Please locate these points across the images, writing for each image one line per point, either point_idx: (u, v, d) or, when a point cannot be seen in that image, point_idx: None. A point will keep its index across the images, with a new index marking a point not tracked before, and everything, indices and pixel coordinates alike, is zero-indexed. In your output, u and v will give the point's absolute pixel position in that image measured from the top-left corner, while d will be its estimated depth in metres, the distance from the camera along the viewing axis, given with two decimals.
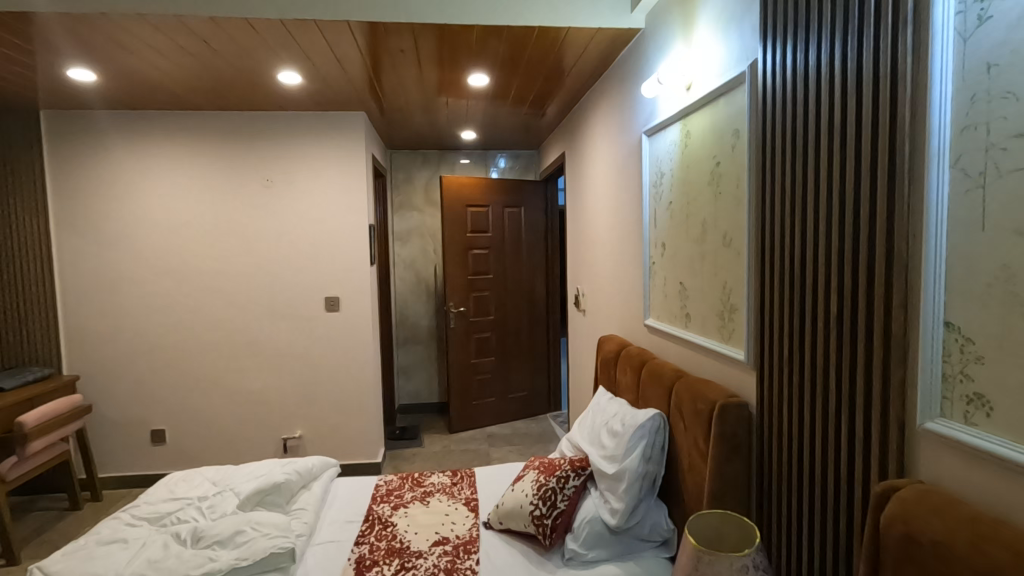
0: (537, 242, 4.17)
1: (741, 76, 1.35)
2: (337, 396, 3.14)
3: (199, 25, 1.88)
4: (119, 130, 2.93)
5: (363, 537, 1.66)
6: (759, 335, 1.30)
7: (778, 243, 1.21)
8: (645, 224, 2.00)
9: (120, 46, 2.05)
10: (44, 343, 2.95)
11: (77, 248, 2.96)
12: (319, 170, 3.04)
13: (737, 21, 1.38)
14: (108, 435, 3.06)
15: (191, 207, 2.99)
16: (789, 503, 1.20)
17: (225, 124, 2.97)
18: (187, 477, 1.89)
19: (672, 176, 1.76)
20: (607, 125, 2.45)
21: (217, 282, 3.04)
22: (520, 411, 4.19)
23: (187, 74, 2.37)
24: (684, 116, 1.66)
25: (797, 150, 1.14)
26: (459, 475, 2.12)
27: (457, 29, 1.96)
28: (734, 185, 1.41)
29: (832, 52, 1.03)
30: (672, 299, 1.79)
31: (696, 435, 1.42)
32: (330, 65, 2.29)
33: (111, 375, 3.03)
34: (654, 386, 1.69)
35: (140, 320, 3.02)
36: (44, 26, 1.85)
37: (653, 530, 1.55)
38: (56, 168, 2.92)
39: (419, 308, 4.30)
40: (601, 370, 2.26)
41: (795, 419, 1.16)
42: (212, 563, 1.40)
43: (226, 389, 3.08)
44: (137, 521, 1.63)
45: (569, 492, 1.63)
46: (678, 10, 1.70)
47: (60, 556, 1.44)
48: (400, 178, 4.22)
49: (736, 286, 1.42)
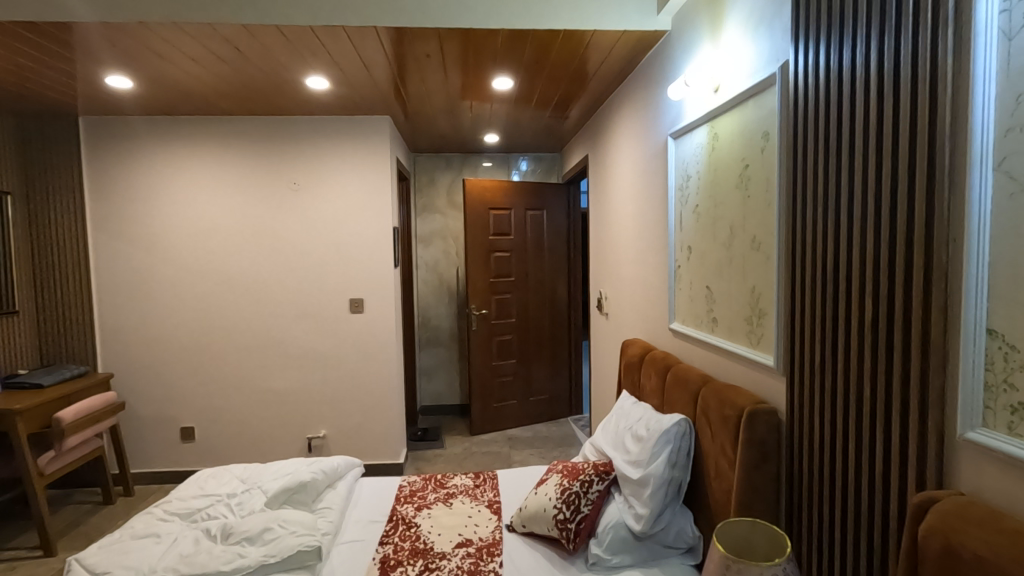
0: (559, 245, 4.16)
1: (771, 78, 1.33)
2: (360, 396, 3.17)
3: (232, 32, 1.93)
4: (153, 136, 3.01)
5: (388, 537, 1.68)
6: (789, 340, 1.28)
7: (809, 247, 1.19)
8: (671, 227, 1.98)
9: (156, 54, 2.11)
10: (81, 342, 3.06)
11: (111, 249, 3.05)
12: (345, 173, 3.08)
13: (768, 22, 1.36)
14: (140, 432, 3.14)
15: (221, 210, 3.06)
16: (821, 512, 1.17)
17: (254, 129, 3.03)
18: (217, 474, 1.93)
19: (699, 178, 1.74)
20: (632, 127, 2.44)
21: (245, 283, 3.10)
22: (540, 414, 4.18)
23: (218, 80, 2.42)
24: (711, 119, 1.65)
25: (830, 151, 1.12)
26: (482, 477, 2.13)
27: (483, 34, 1.97)
28: (763, 187, 1.39)
29: (868, 52, 1.01)
30: (698, 303, 1.77)
31: (723, 441, 1.40)
32: (358, 70, 2.33)
33: (143, 374, 3.11)
34: (680, 391, 1.67)
35: (171, 321, 3.09)
36: (84, 35, 1.92)
37: (679, 537, 1.53)
38: (93, 173, 3.01)
39: (441, 310, 4.33)
40: (624, 373, 2.24)
41: (828, 426, 1.14)
42: (241, 559, 1.43)
43: (254, 388, 3.14)
44: (169, 516, 1.67)
45: (593, 497, 1.62)
46: (706, 11, 1.69)
47: (97, 548, 1.49)
48: (424, 181, 4.25)
49: (765, 290, 1.40)
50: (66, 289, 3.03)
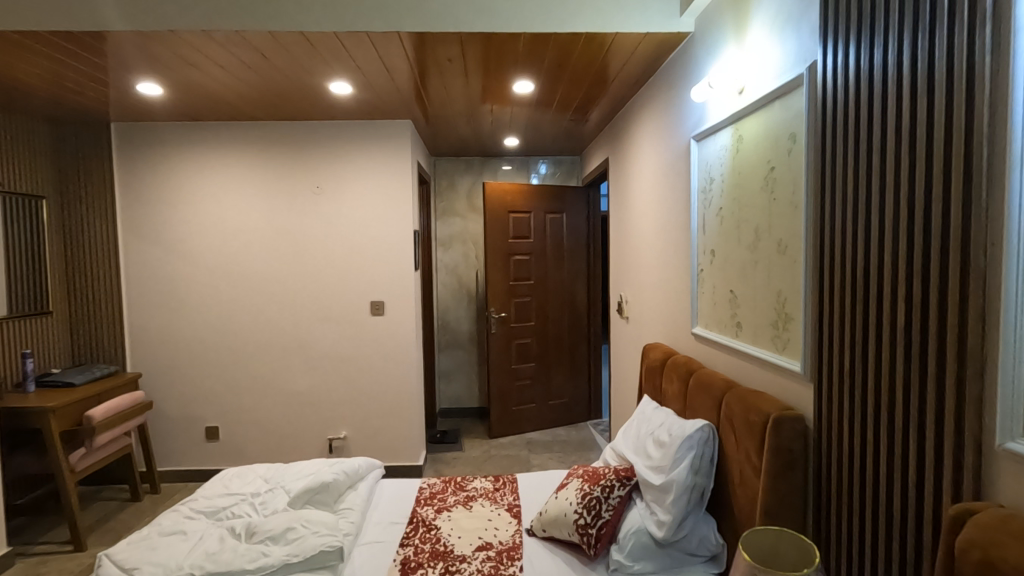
0: (579, 248, 4.15)
1: (799, 78, 1.31)
2: (380, 398, 3.20)
3: (259, 39, 1.97)
4: (181, 141, 3.08)
5: (408, 539, 1.69)
6: (817, 346, 1.25)
7: (838, 251, 1.17)
8: (694, 231, 1.96)
9: (186, 61, 2.16)
10: (110, 342, 3.13)
11: (141, 252, 3.12)
12: (366, 177, 3.12)
13: (795, 23, 1.34)
14: (167, 431, 3.21)
15: (247, 213, 3.11)
16: (850, 523, 1.15)
17: (278, 134, 3.09)
18: (241, 473, 1.96)
19: (723, 181, 1.72)
20: (654, 130, 2.42)
21: (269, 286, 3.15)
22: (560, 418, 4.17)
23: (244, 86, 2.46)
24: (735, 121, 1.63)
25: (860, 152, 1.10)
26: (502, 481, 2.12)
27: (505, 37, 1.98)
28: (790, 190, 1.36)
29: (900, 51, 0.99)
30: (722, 307, 1.75)
31: (748, 448, 1.37)
32: (381, 75, 2.35)
33: (171, 374, 3.18)
34: (703, 396, 1.65)
35: (197, 322, 3.15)
36: (117, 44, 1.97)
37: (702, 544, 1.51)
38: (124, 177, 3.09)
39: (460, 313, 4.34)
40: (645, 378, 2.22)
41: (858, 435, 1.11)
42: (265, 558, 1.44)
43: (277, 389, 3.19)
44: (195, 514, 1.69)
45: (614, 502, 1.61)
46: (730, 12, 1.67)
47: (126, 544, 1.52)
48: (444, 185, 4.28)
49: (791, 295, 1.37)
50: (97, 290, 3.11)
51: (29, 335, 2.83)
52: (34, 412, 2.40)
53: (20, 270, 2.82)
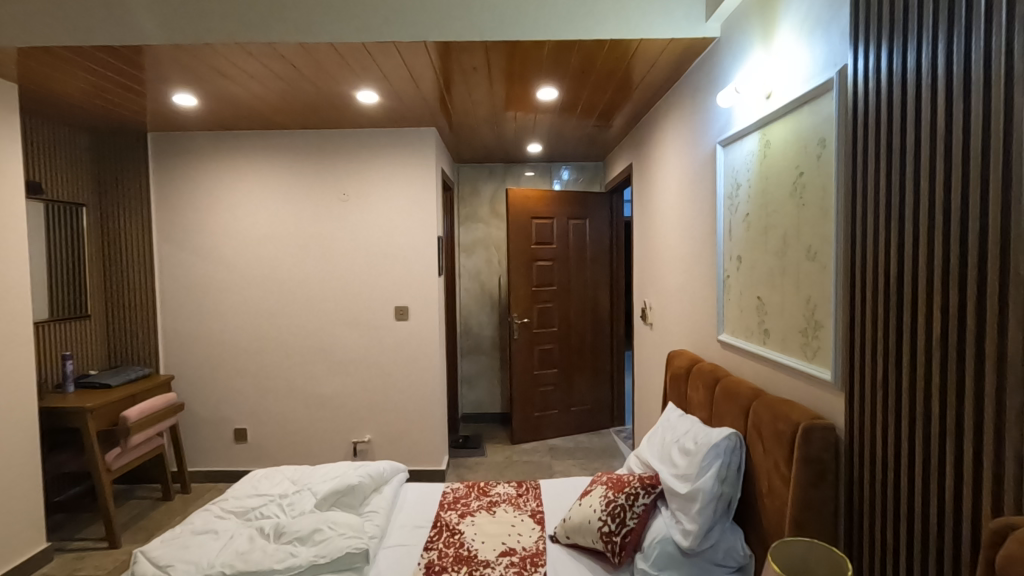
0: (602, 253, 4.14)
1: (828, 83, 1.29)
2: (403, 402, 3.22)
3: (290, 51, 2.02)
4: (213, 149, 3.17)
5: (432, 543, 1.70)
6: (848, 353, 1.23)
7: (870, 257, 1.15)
8: (720, 237, 1.94)
9: (219, 73, 2.23)
10: (145, 345, 3.23)
11: (174, 258, 3.22)
12: (391, 184, 3.16)
13: (825, 26, 1.33)
14: (197, 432, 3.28)
15: (275, 220, 3.19)
16: (884, 536, 1.12)
17: (306, 142, 3.15)
18: (269, 475, 2.00)
19: (750, 187, 1.70)
20: (678, 135, 2.41)
21: (296, 291, 3.21)
22: (582, 425, 4.14)
23: (274, 96, 2.52)
24: (763, 126, 1.61)
25: (893, 156, 1.08)
26: (525, 486, 2.12)
27: (530, 45, 2.00)
28: (819, 195, 1.34)
29: (934, 54, 0.97)
30: (749, 314, 1.73)
31: (777, 457, 1.35)
32: (407, 84, 2.39)
33: (201, 377, 3.26)
34: (729, 404, 1.63)
35: (227, 326, 3.23)
36: (155, 57, 2.05)
37: (729, 555, 1.48)
38: (159, 185, 3.20)
39: (483, 318, 4.36)
40: (670, 385, 2.21)
41: (893, 445, 1.09)
42: (293, 558, 1.47)
43: (302, 393, 3.24)
44: (226, 514, 1.73)
45: (639, 510, 1.60)
46: (758, 16, 1.66)
47: (160, 542, 1.56)
48: (467, 191, 4.31)
49: (821, 302, 1.35)
50: (133, 294, 3.22)
51: (69, 338, 2.94)
52: (73, 412, 2.49)
53: (62, 275, 2.94)
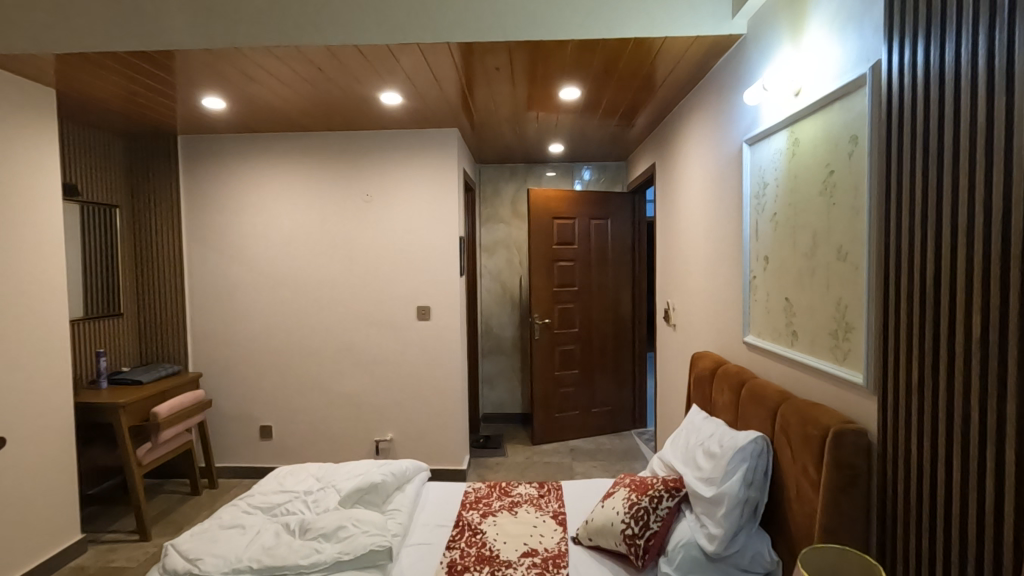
0: (624, 254, 4.11)
1: (861, 79, 1.26)
2: (425, 401, 3.24)
3: (316, 53, 2.04)
4: (241, 151, 3.23)
5: (454, 542, 1.70)
6: (881, 356, 1.20)
7: (905, 257, 1.11)
8: (746, 237, 1.91)
9: (246, 76, 2.27)
10: (174, 343, 3.31)
11: (202, 258, 3.29)
12: (414, 184, 3.19)
13: (857, 21, 1.30)
14: (223, 429, 3.35)
15: (300, 220, 3.24)
16: (920, 543, 1.09)
17: (330, 144, 3.20)
18: (294, 472, 2.03)
19: (778, 185, 1.67)
20: (703, 133, 2.38)
21: (321, 291, 3.25)
22: (603, 426, 4.12)
23: (299, 99, 2.56)
24: (792, 123, 1.58)
25: (930, 153, 1.05)
26: (546, 487, 2.12)
27: (552, 45, 2.00)
28: (851, 194, 1.31)
29: (976, 47, 0.94)
30: (777, 316, 1.69)
31: (806, 462, 1.32)
32: (429, 85, 2.40)
33: (228, 375, 3.32)
34: (756, 407, 1.60)
35: (253, 325, 3.29)
36: (185, 61, 2.09)
37: (755, 561, 1.44)
38: (188, 187, 3.27)
39: (504, 318, 4.37)
40: (694, 387, 2.18)
41: (928, 449, 1.06)
42: (317, 554, 1.48)
43: (326, 391, 3.28)
44: (252, 509, 1.76)
45: (663, 513, 1.58)
46: (787, 12, 1.62)
47: (190, 535, 1.60)
48: (488, 192, 4.32)
49: (853, 303, 1.31)
50: (163, 293, 3.30)
51: (102, 335, 3.03)
52: (106, 407, 2.56)
53: (96, 274, 3.03)
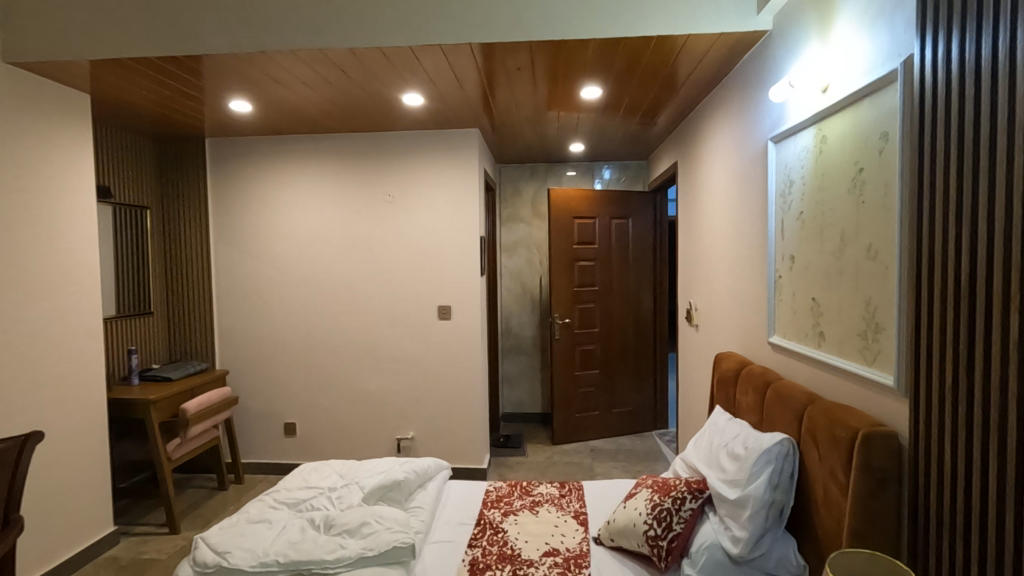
0: (645, 253, 4.08)
1: (891, 74, 1.24)
2: (446, 400, 3.26)
3: (340, 56, 2.07)
4: (266, 153, 3.29)
5: (476, 540, 1.71)
6: (913, 359, 1.17)
7: (938, 259, 1.09)
8: (771, 237, 1.88)
9: (272, 79, 2.31)
10: (201, 341, 3.38)
11: (229, 258, 3.36)
12: (435, 184, 3.21)
13: (888, 16, 1.27)
14: (249, 426, 3.41)
15: (323, 221, 3.28)
16: (954, 552, 1.06)
17: (353, 146, 3.24)
18: (318, 468, 2.06)
19: (805, 184, 1.64)
20: (727, 131, 2.35)
21: (344, 290, 3.29)
22: (624, 426, 4.10)
23: (322, 101, 2.60)
24: (819, 120, 1.55)
25: (965, 148, 1.02)
26: (568, 487, 2.11)
27: (574, 44, 1.99)
28: (881, 192, 1.28)
29: (1014, 39, 0.91)
30: (803, 316, 1.66)
31: (834, 465, 1.30)
32: (451, 86, 2.42)
33: (254, 373, 3.39)
34: (782, 409, 1.58)
35: (278, 324, 3.35)
36: (213, 65, 2.14)
37: (781, 565, 1.42)
38: (215, 189, 3.34)
39: (524, 318, 4.37)
40: (718, 388, 2.16)
41: (963, 454, 1.03)
42: (342, 550, 1.51)
43: (348, 389, 3.33)
44: (278, 504, 1.80)
45: (686, 515, 1.57)
46: (814, 7, 1.59)
47: (219, 529, 1.64)
48: (509, 191, 4.33)
49: (883, 304, 1.28)
50: (191, 292, 3.38)
51: (133, 333, 3.11)
52: (137, 403, 2.63)
53: (128, 273, 3.11)
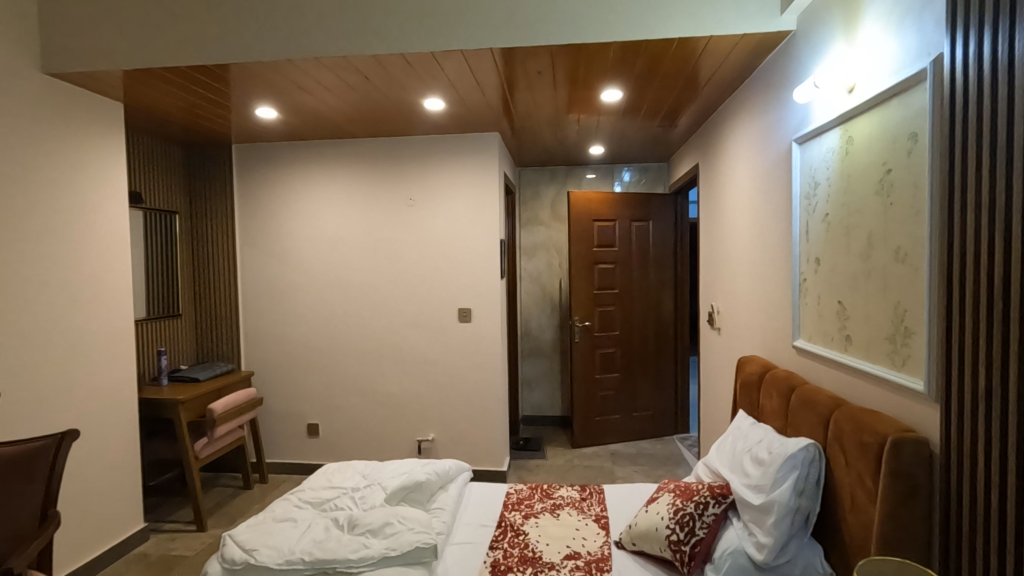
0: (665, 256, 4.05)
1: (920, 74, 1.22)
2: (466, 401, 3.28)
3: (363, 62, 2.11)
4: (291, 159, 3.35)
5: (497, 542, 1.72)
6: (944, 363, 1.14)
7: (970, 261, 1.06)
8: (796, 239, 1.86)
9: (297, 86, 2.36)
10: (227, 342, 3.46)
11: (254, 261, 3.43)
12: (455, 188, 3.23)
13: (916, 15, 1.25)
14: (273, 426, 3.47)
15: (346, 224, 3.33)
16: (988, 562, 1.03)
17: (375, 151, 3.28)
18: (342, 469, 2.09)
19: (830, 185, 1.62)
20: (750, 132, 2.33)
21: (365, 293, 3.34)
22: (645, 430, 4.07)
23: (345, 107, 2.64)
24: (845, 121, 1.53)
25: (998, 147, 1.00)
26: (589, 490, 2.11)
27: (594, 47, 2.00)
28: (909, 194, 1.26)
29: None
30: (829, 319, 1.64)
31: (861, 471, 1.28)
32: (472, 90, 2.44)
33: (278, 374, 3.45)
34: (807, 413, 1.55)
35: (301, 326, 3.40)
36: (240, 73, 2.19)
37: (807, 572, 1.40)
38: (241, 194, 3.42)
39: (543, 321, 4.37)
40: (741, 392, 2.13)
41: (998, 461, 1.00)
42: (366, 549, 1.53)
43: (369, 390, 3.36)
44: (303, 504, 1.83)
45: (709, 520, 1.55)
46: (840, 7, 1.58)
47: (246, 527, 1.67)
48: (528, 195, 4.34)
49: (912, 307, 1.26)
50: (217, 294, 3.45)
51: (162, 335, 3.19)
52: (166, 403, 2.69)
53: (157, 276, 3.20)
